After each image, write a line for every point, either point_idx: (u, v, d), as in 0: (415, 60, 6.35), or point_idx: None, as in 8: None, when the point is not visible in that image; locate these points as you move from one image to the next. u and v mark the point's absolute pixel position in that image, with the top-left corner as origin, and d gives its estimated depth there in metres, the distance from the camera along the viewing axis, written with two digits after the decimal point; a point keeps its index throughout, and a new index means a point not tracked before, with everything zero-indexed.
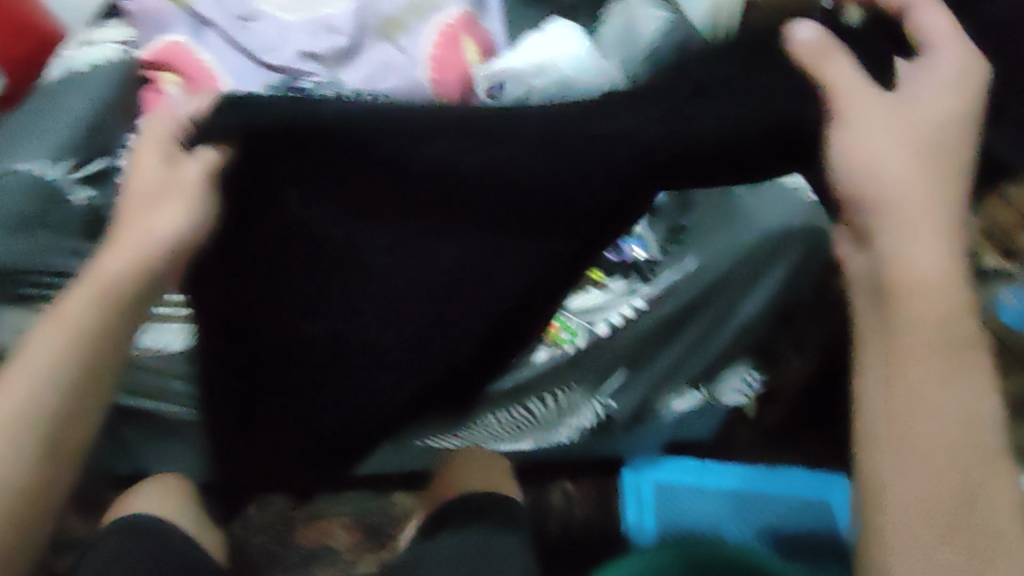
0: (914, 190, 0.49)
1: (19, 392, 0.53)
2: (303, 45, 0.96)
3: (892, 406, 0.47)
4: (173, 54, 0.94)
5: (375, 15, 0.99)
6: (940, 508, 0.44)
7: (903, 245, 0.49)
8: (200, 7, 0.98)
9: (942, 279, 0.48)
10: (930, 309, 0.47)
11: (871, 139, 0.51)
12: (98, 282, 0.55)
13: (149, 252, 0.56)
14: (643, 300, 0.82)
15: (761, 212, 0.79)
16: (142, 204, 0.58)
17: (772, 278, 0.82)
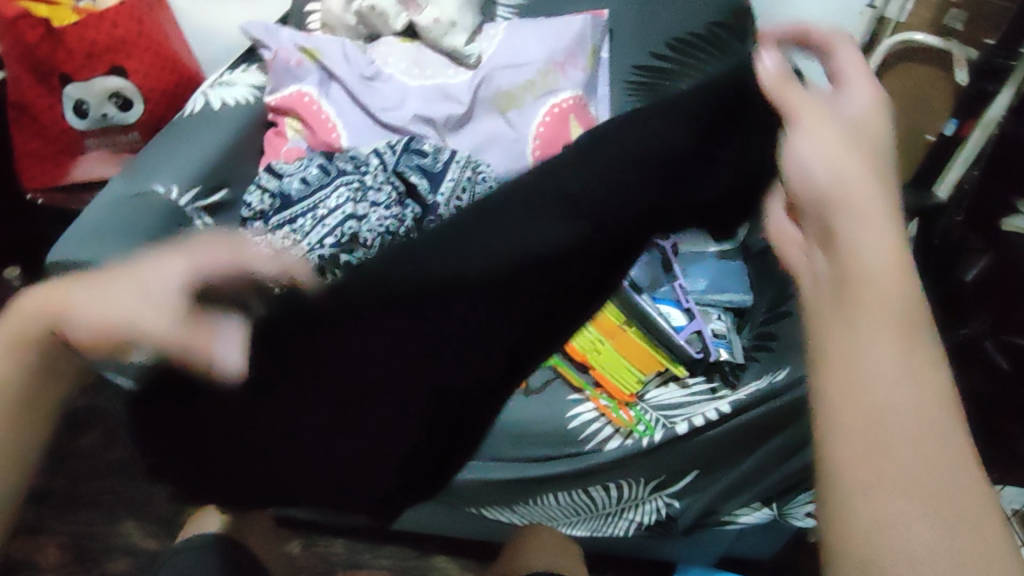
0: (870, 182, 0.42)
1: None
2: (419, 110, 1.01)
3: (846, 394, 0.36)
4: (297, 104, 0.99)
5: (491, 89, 1.02)
6: (916, 480, 0.34)
7: (861, 236, 0.40)
8: (328, 61, 1.01)
9: (891, 256, 0.39)
10: (880, 300, 0.38)
11: (836, 147, 0.43)
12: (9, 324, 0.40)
13: (48, 325, 0.40)
14: (730, 405, 0.81)
15: None
16: (116, 303, 0.40)
17: None
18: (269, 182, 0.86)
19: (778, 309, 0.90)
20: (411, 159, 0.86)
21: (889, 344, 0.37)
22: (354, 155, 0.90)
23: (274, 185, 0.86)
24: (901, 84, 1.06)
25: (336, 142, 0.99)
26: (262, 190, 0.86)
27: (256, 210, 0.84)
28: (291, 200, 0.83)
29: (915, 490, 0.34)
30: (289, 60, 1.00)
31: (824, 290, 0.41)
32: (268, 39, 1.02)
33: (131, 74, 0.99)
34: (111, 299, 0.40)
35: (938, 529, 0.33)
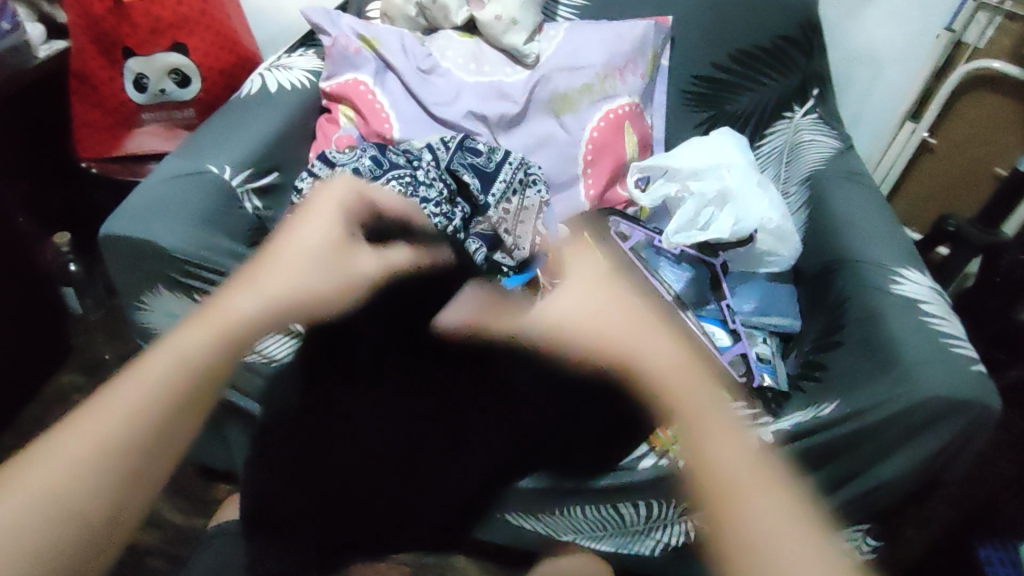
0: (631, 332, 0.52)
1: (126, 416, 0.47)
2: (473, 106, 0.99)
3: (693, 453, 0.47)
4: (352, 91, 0.99)
5: (548, 90, 1.00)
6: (752, 495, 0.44)
7: (638, 346, 0.51)
8: (387, 51, 1.00)
9: (681, 365, 0.51)
10: (672, 373, 0.50)
11: (595, 299, 0.56)
12: (221, 319, 0.53)
13: (228, 324, 0.53)
14: (773, 435, 0.78)
15: (927, 375, 0.71)
16: (292, 269, 0.58)
17: (951, 429, 0.70)
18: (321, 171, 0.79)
19: (825, 337, 0.86)
20: (465, 158, 0.83)
21: (722, 430, 0.47)
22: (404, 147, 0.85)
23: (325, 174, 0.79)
24: (972, 113, 1.02)
25: (387, 133, 0.98)
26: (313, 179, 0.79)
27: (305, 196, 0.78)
28: None
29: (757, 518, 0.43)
30: (348, 47, 0.99)
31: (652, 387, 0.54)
32: (328, 24, 1.01)
33: (192, 52, 1.00)
34: (278, 268, 0.58)
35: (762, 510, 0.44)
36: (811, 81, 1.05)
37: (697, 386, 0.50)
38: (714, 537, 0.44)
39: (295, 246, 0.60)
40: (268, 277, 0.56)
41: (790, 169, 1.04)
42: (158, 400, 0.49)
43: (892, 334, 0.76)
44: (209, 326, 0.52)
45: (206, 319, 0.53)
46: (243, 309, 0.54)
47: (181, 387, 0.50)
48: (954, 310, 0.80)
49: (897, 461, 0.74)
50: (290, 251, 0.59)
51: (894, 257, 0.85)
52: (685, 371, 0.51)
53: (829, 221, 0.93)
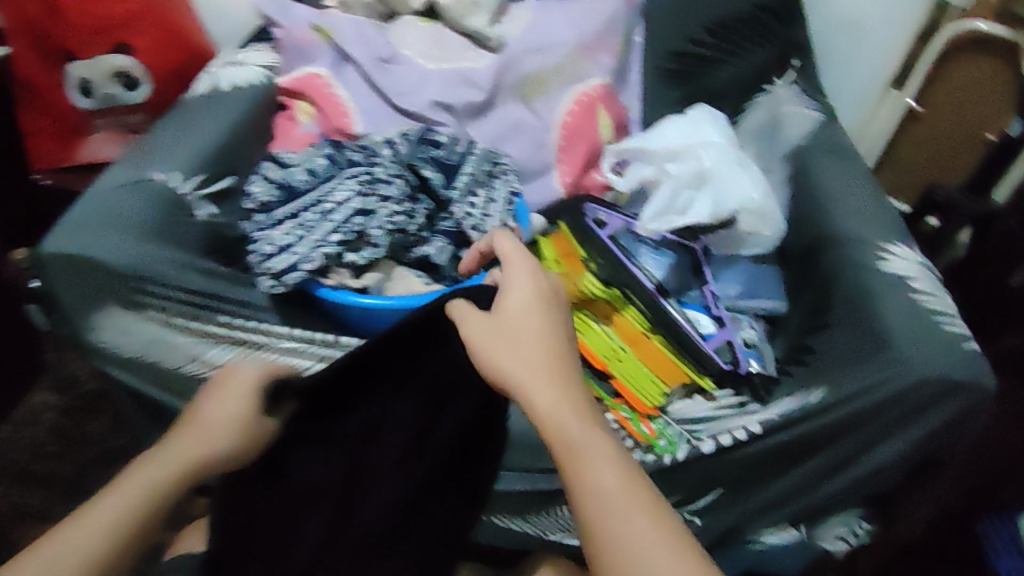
0: (528, 363, 0.55)
1: (106, 522, 0.61)
2: (437, 93, 0.94)
3: (582, 486, 0.51)
4: (308, 85, 0.95)
5: (515, 73, 0.95)
6: (637, 526, 0.49)
7: (533, 383, 0.54)
8: (344, 41, 0.95)
9: (570, 403, 0.54)
10: (562, 408, 0.53)
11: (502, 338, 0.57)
12: (183, 463, 0.64)
13: (209, 438, 0.64)
14: (761, 426, 0.74)
15: (921, 356, 0.68)
16: (215, 419, 0.65)
17: (947, 407, 0.67)
18: (275, 173, 0.74)
19: (814, 319, 0.81)
20: (425, 151, 0.78)
21: (609, 463, 0.52)
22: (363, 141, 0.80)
23: (280, 175, 0.74)
24: (958, 75, 0.98)
25: (348, 127, 0.93)
26: (266, 181, 0.74)
27: (260, 200, 0.73)
28: (298, 193, 0.73)
29: (645, 548, 0.49)
30: (302, 39, 0.95)
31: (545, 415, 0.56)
32: (281, 16, 0.96)
33: (139, 53, 0.96)
34: (200, 409, 0.66)
35: (645, 541, 0.49)
36: (790, 52, 1.01)
37: (590, 427, 0.53)
38: (588, 550, 0.51)
39: (209, 398, 0.66)
40: (215, 410, 0.65)
41: (774, 145, 0.98)
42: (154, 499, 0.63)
43: (883, 314, 0.72)
44: (187, 450, 0.64)
45: (191, 437, 0.65)
46: (222, 421, 0.64)
47: (146, 504, 0.63)
48: (944, 285, 0.76)
49: (894, 442, 0.70)
50: (205, 402, 0.66)
51: (879, 232, 0.82)
52: (568, 412, 0.53)
53: (814, 196, 0.90)
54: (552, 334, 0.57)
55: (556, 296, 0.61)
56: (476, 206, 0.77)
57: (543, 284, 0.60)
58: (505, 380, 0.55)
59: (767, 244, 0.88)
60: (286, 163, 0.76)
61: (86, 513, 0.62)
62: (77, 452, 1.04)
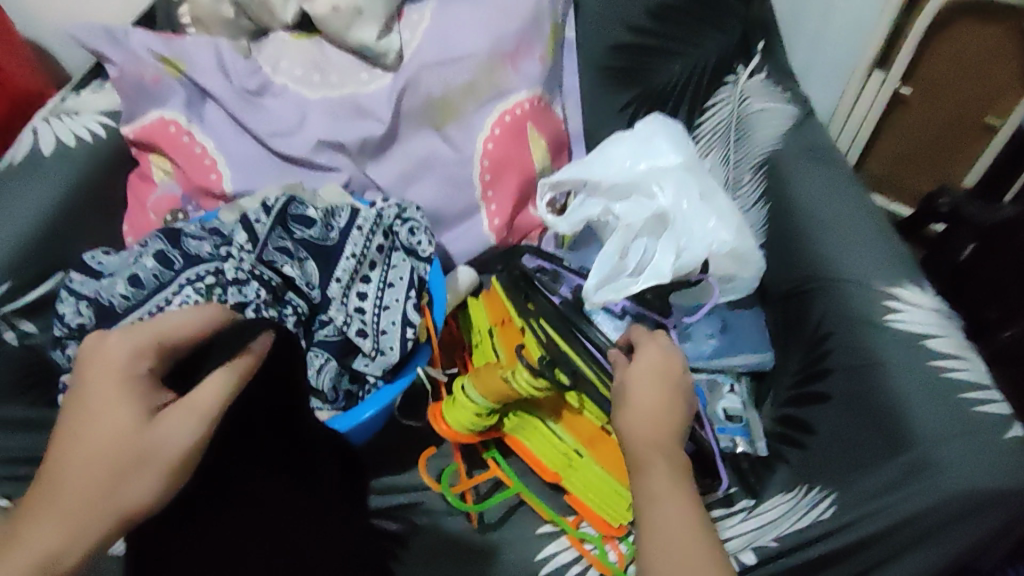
0: (635, 391, 0.56)
1: None
2: (324, 132, 0.75)
3: (647, 500, 0.51)
4: (158, 136, 0.75)
5: (418, 97, 0.76)
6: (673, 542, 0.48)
7: (625, 408, 0.55)
8: (197, 74, 0.75)
9: (659, 426, 0.54)
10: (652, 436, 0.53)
11: (640, 413, 0.55)
12: (65, 511, 0.39)
13: (167, 466, 0.40)
14: (753, 555, 0.59)
15: (948, 460, 0.54)
16: (165, 434, 0.40)
17: (977, 525, 0.53)
18: (86, 287, 0.61)
19: (804, 385, 0.67)
20: (290, 233, 0.63)
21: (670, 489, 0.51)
22: (213, 222, 0.66)
23: (93, 289, 0.61)
24: (950, 50, 0.82)
25: (216, 186, 0.75)
26: (76, 299, 0.61)
27: (70, 325, 0.61)
28: (120, 315, 0.59)
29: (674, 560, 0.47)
30: (143, 76, 0.75)
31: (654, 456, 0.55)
32: (110, 48, 0.75)
33: None
34: (110, 428, 0.41)
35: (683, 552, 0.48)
36: (754, 32, 0.84)
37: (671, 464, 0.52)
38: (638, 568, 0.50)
39: (123, 409, 0.42)
40: (150, 420, 0.42)
41: (742, 148, 0.82)
42: (67, 563, 0.39)
43: (902, 392, 0.58)
44: (130, 491, 0.39)
45: (115, 461, 0.40)
46: (178, 444, 0.40)
47: None
48: (967, 343, 0.61)
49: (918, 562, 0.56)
50: (121, 414, 0.41)
51: (886, 271, 0.67)
52: (673, 466, 0.52)
53: (791, 221, 0.74)
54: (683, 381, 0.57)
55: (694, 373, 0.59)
56: (363, 299, 0.64)
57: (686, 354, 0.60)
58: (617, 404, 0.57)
59: (746, 288, 0.74)
60: (106, 270, 0.63)
61: None
62: None
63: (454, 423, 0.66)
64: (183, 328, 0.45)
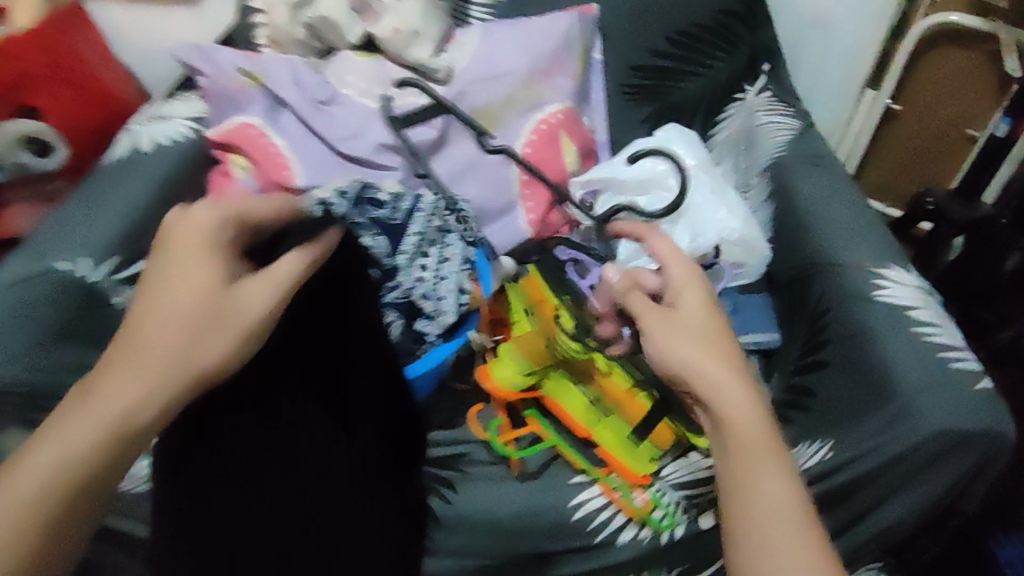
0: (691, 326, 0.58)
1: (61, 465, 0.41)
2: (384, 135, 0.86)
3: (734, 439, 0.52)
4: (241, 137, 0.86)
5: (467, 107, 0.88)
6: (769, 475, 0.50)
7: (679, 343, 0.56)
8: (275, 85, 0.86)
9: (717, 353, 0.56)
10: (712, 367, 0.55)
11: (702, 350, 0.56)
12: (141, 354, 0.43)
13: (243, 328, 0.45)
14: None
15: (928, 410, 0.62)
16: (246, 297, 0.46)
17: (958, 462, 0.61)
18: None
19: (806, 357, 0.76)
20: (365, 212, 0.73)
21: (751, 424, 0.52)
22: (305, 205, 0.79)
23: None
24: (935, 69, 0.93)
25: (289, 181, 0.85)
26: None
27: None
28: None
29: (779, 494, 0.50)
30: (229, 86, 0.86)
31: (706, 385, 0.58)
32: (202, 62, 0.87)
33: (48, 114, 0.86)
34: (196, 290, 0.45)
35: (785, 484, 0.50)
36: (760, 56, 0.95)
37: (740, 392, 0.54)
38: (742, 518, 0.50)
39: (204, 266, 0.46)
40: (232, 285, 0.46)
41: (749, 161, 0.93)
42: (141, 413, 0.42)
43: (888, 356, 0.66)
44: (205, 351, 0.44)
45: (193, 317, 0.44)
46: (254, 311, 0.46)
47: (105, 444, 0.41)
48: (946, 313, 0.70)
49: (906, 496, 0.65)
50: (203, 272, 0.45)
51: (875, 257, 0.76)
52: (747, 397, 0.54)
53: (792, 216, 0.84)
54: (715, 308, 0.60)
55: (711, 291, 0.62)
56: (423, 272, 0.73)
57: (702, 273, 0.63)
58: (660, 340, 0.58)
59: (755, 273, 0.84)
60: None
61: (40, 440, 0.41)
62: None
63: (500, 381, 0.74)
64: (261, 207, 0.50)
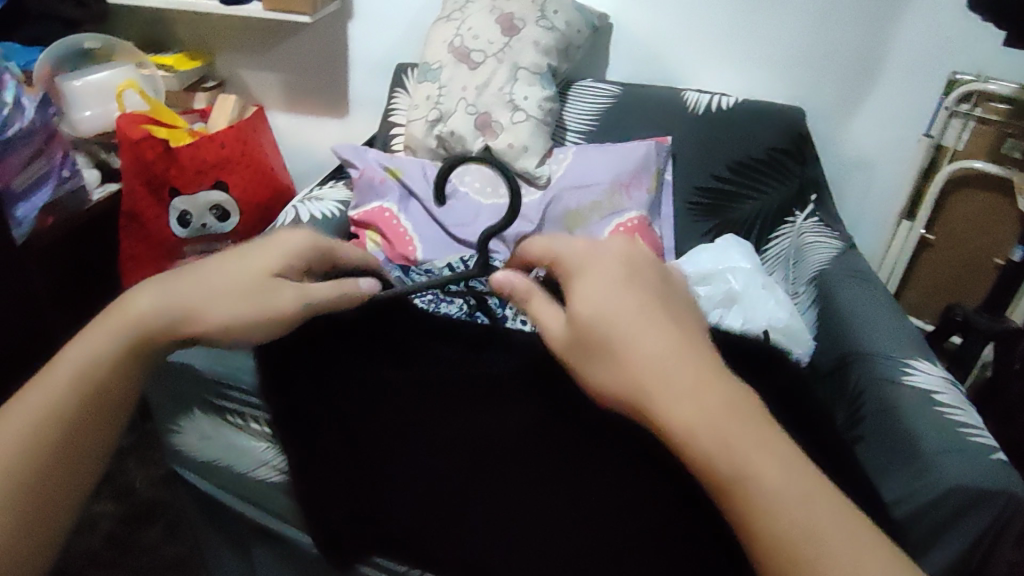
0: (608, 305, 0.44)
1: (45, 397, 0.46)
2: (492, 226, 1.06)
3: (692, 418, 0.39)
4: (379, 217, 1.06)
5: (560, 208, 1.07)
6: (720, 411, 0.39)
7: (580, 300, 0.46)
8: (409, 180, 1.09)
9: (634, 312, 0.44)
10: (625, 317, 0.44)
11: (613, 291, 0.45)
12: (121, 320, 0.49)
13: (235, 279, 0.52)
14: None
15: (950, 467, 0.71)
16: (252, 258, 0.54)
17: (979, 519, 0.69)
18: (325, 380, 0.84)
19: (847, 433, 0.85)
20: None
21: (687, 390, 0.40)
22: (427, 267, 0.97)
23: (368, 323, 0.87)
24: (965, 209, 1.09)
25: (412, 255, 1.04)
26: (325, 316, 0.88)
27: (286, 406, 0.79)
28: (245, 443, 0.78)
29: (766, 449, 0.39)
30: (374, 178, 1.09)
31: (623, 344, 0.43)
32: (355, 159, 1.12)
33: (232, 189, 1.12)
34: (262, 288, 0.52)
35: (762, 432, 0.39)
36: (809, 188, 1.14)
37: (674, 342, 0.42)
38: (728, 507, 0.39)
39: (269, 259, 0.54)
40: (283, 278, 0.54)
41: (798, 272, 1.08)
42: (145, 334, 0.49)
43: (912, 425, 0.77)
44: (140, 300, 0.49)
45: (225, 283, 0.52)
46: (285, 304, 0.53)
47: (74, 377, 0.47)
48: (967, 400, 0.81)
49: (937, 550, 0.72)
50: (263, 260, 0.54)
51: (903, 349, 0.88)
52: (674, 344, 0.42)
53: (836, 315, 0.97)
54: (629, 272, 0.47)
55: (626, 245, 0.49)
56: None
57: (607, 242, 0.50)
58: (576, 335, 0.46)
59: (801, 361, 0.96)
60: None
61: (51, 364, 0.48)
62: (114, 550, 1.11)
63: None
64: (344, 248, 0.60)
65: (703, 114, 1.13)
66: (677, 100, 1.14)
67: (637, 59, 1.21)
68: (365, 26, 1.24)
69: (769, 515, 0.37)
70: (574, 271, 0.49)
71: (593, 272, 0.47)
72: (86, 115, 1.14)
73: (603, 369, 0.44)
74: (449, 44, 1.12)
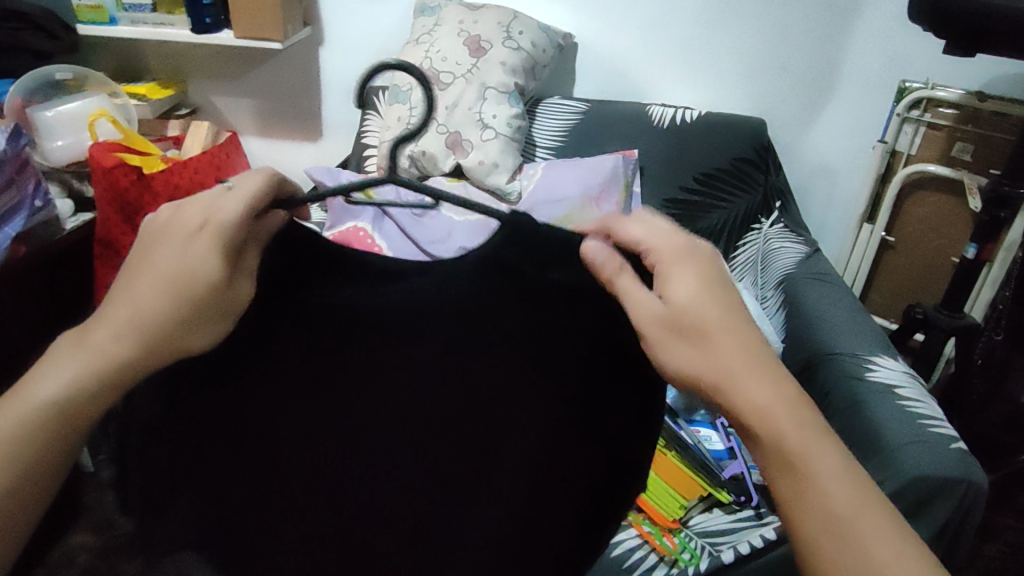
0: (710, 305, 0.46)
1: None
2: (463, 241, 1.06)
3: (794, 438, 0.42)
4: (352, 236, 1.08)
5: None
6: (816, 431, 0.43)
7: (675, 297, 0.47)
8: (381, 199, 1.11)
9: (734, 320, 0.46)
10: (728, 329, 0.45)
11: (706, 290, 0.46)
12: (64, 375, 0.42)
13: (182, 299, 0.46)
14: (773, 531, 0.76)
15: (913, 459, 0.73)
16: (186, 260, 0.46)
17: (941, 510, 0.72)
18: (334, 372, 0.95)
19: None
20: None
21: (779, 407, 0.43)
22: None
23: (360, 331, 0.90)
24: (921, 210, 1.14)
25: None
26: None
27: None
28: None
29: (844, 469, 0.43)
30: None
31: (725, 353, 0.44)
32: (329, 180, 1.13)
33: None
34: (205, 292, 0.47)
35: (843, 456, 0.43)
36: (773, 195, 1.18)
37: (769, 361, 0.45)
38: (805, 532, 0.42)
39: (204, 259, 0.46)
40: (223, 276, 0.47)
41: (765, 276, 1.11)
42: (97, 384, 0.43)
43: (875, 420, 0.79)
44: (68, 359, 0.43)
45: (165, 302, 0.45)
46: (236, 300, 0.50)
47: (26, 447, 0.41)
48: (929, 394, 0.84)
49: None
50: (199, 263, 0.46)
51: (868, 348, 0.91)
52: (770, 363, 0.45)
53: (802, 316, 0.99)
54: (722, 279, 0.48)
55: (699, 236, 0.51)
56: None
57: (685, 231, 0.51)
58: (663, 328, 0.47)
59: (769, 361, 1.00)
60: None
61: None
62: None
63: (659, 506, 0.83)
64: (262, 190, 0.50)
65: (668, 128, 1.17)
66: (643, 116, 1.18)
67: (603, 77, 1.25)
68: (337, 52, 1.27)
69: (858, 537, 0.40)
70: (668, 266, 0.48)
71: (680, 267, 0.48)
72: (58, 144, 1.15)
73: (688, 364, 0.46)
74: (418, 66, 1.14)
